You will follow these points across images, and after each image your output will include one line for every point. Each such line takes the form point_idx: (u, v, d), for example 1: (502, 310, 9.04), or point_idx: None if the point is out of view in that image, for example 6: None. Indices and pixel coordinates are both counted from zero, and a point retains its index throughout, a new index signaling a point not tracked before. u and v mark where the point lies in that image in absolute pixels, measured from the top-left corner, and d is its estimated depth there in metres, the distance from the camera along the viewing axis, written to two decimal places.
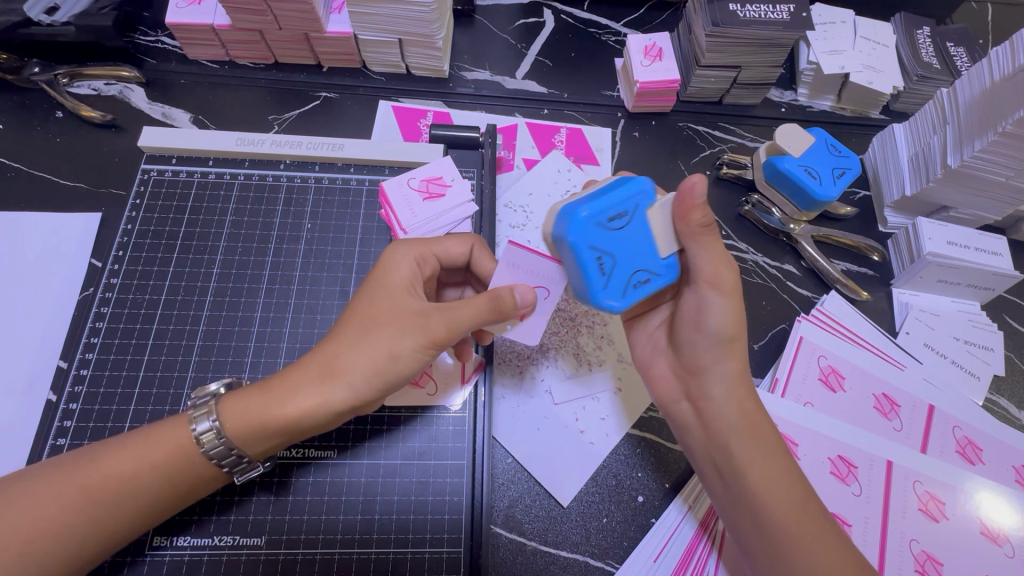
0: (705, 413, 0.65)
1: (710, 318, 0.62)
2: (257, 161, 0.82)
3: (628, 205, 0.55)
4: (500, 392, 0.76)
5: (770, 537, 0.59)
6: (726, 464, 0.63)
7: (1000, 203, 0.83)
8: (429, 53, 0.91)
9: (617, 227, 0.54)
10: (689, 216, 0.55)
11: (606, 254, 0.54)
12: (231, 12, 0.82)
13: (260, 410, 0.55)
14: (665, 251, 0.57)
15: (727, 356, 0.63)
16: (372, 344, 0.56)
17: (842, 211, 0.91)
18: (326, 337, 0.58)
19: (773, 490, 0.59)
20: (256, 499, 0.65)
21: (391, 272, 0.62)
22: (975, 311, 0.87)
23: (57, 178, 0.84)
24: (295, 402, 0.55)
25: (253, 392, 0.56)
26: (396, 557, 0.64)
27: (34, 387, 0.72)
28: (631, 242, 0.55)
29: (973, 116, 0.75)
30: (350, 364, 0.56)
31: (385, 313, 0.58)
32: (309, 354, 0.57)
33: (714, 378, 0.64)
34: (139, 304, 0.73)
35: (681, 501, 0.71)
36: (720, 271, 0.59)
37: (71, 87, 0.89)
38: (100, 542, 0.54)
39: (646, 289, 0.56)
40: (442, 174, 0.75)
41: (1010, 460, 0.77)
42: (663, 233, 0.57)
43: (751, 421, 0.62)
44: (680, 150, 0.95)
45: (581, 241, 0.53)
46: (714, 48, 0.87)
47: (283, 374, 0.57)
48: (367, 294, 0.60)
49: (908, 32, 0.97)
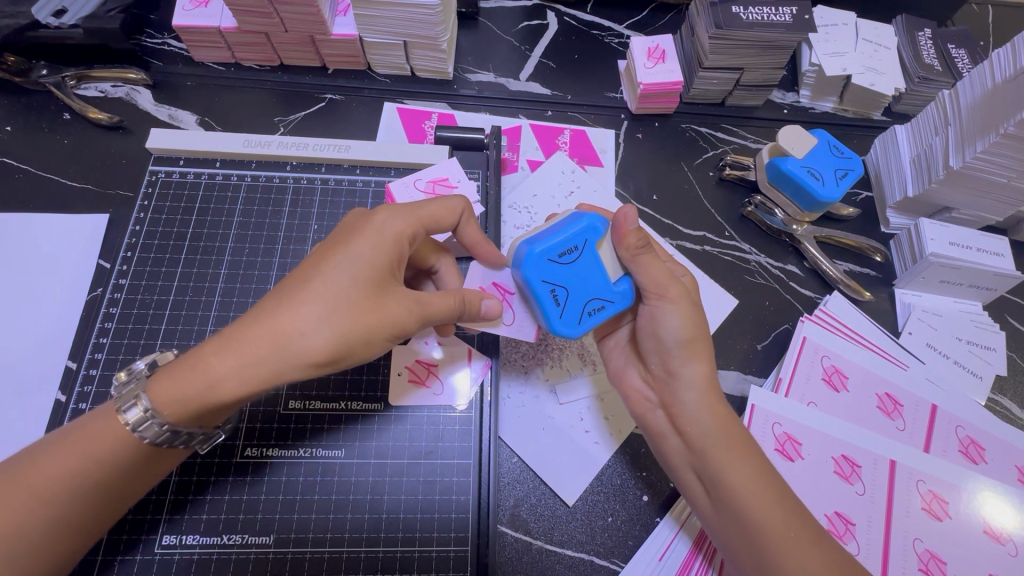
0: (678, 420, 0.66)
1: (667, 325, 0.65)
2: (264, 162, 0.83)
3: (577, 241, 0.63)
4: (506, 391, 0.77)
5: (752, 540, 0.59)
6: (703, 470, 0.63)
7: (1001, 204, 0.83)
8: (433, 55, 0.92)
9: (567, 262, 0.63)
10: (625, 240, 0.63)
11: (559, 286, 0.63)
12: (238, 15, 0.83)
13: (199, 393, 0.51)
14: (614, 277, 0.65)
15: (691, 361, 0.65)
16: (330, 321, 0.52)
17: (844, 211, 0.91)
18: (276, 305, 0.53)
19: (749, 492, 0.60)
20: (266, 498, 0.65)
21: (356, 242, 0.56)
22: (977, 311, 0.87)
23: (66, 180, 0.85)
24: (234, 377, 0.51)
25: (187, 372, 0.51)
26: (403, 555, 0.65)
27: (44, 388, 0.72)
28: (581, 274, 0.64)
29: (976, 117, 0.75)
30: (302, 345, 0.51)
31: (351, 289, 0.54)
32: (254, 322, 0.52)
33: (684, 384, 0.65)
34: (147, 304, 0.74)
35: (672, 517, 0.70)
36: (664, 281, 0.64)
37: (79, 90, 0.90)
38: (71, 532, 0.52)
39: (601, 314, 0.64)
40: (448, 175, 0.78)
41: (1013, 459, 0.77)
42: (609, 262, 0.65)
43: (722, 423, 0.63)
44: (683, 151, 0.96)
45: (535, 277, 0.62)
46: (718, 50, 0.88)
47: (224, 339, 0.52)
48: (331, 259, 0.56)
49: (910, 34, 0.97)
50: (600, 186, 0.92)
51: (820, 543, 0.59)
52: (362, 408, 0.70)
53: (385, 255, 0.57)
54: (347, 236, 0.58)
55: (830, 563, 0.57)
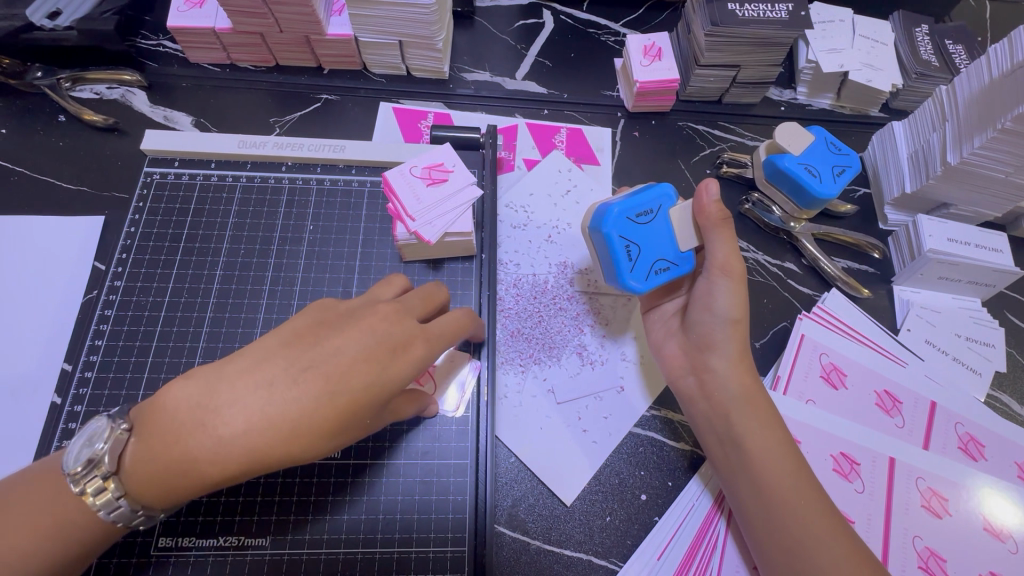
0: (707, 386, 0.71)
1: (718, 301, 0.71)
2: (259, 163, 0.82)
3: (653, 205, 0.73)
4: (503, 390, 0.76)
5: (771, 502, 0.62)
6: (727, 435, 0.67)
7: (999, 199, 0.83)
8: (428, 55, 0.92)
9: (643, 222, 0.72)
10: (707, 211, 0.70)
11: (634, 242, 0.71)
12: (232, 15, 0.82)
13: (169, 470, 0.46)
14: (684, 245, 0.73)
15: (732, 336, 0.70)
16: (328, 415, 0.48)
17: (842, 208, 0.91)
18: (270, 395, 0.47)
19: (767, 459, 0.64)
20: (262, 500, 0.65)
21: (394, 334, 0.52)
22: (976, 307, 0.87)
23: (60, 182, 0.85)
24: (213, 470, 0.46)
25: (162, 444, 0.46)
26: (400, 556, 0.64)
27: (39, 390, 0.72)
28: (653, 235, 0.72)
29: (973, 113, 0.75)
30: (284, 453, 0.46)
31: (356, 392, 0.49)
32: (243, 392, 0.47)
33: (720, 353, 0.70)
34: (142, 307, 0.74)
35: (700, 478, 0.72)
36: (731, 260, 0.71)
37: (74, 92, 0.90)
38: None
39: (665, 275, 0.72)
40: (443, 161, 0.74)
41: (1013, 456, 0.77)
42: (683, 231, 0.73)
43: (750, 393, 0.68)
44: (680, 149, 0.95)
45: (615, 231, 0.70)
46: (714, 48, 0.88)
47: (211, 416, 0.46)
48: (347, 342, 0.51)
49: (906, 30, 0.97)
50: (597, 185, 0.92)
51: (828, 507, 0.62)
52: None
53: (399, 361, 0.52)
54: (367, 319, 0.53)
55: (848, 545, 0.60)
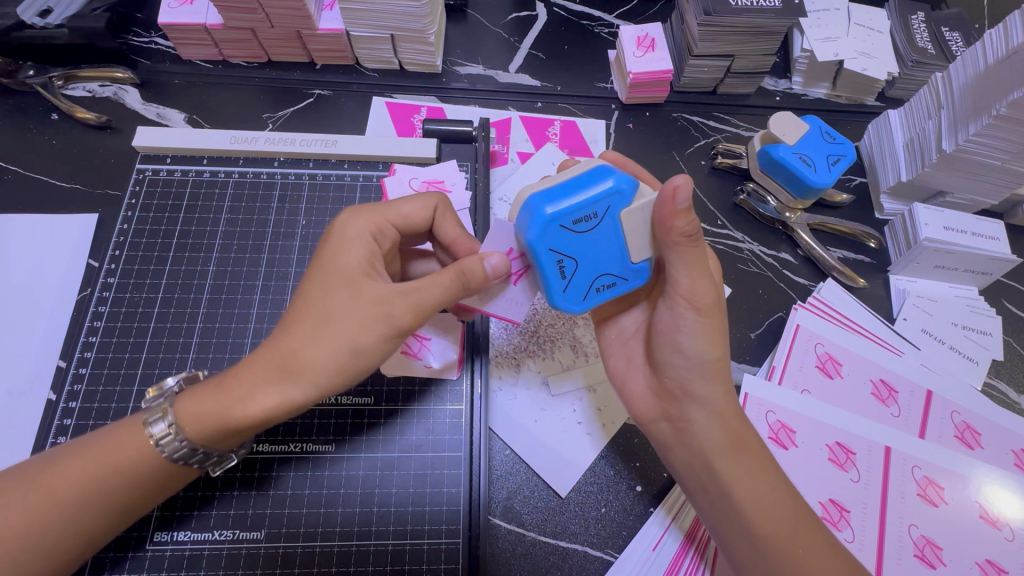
0: (682, 431, 0.64)
1: (687, 342, 0.60)
2: (251, 159, 0.82)
3: (597, 207, 0.55)
4: (497, 385, 0.77)
5: (761, 559, 0.59)
6: (710, 479, 0.62)
7: (996, 186, 0.82)
8: (421, 48, 0.91)
9: (581, 231, 0.56)
10: (672, 226, 0.54)
11: (568, 257, 0.57)
12: (223, 11, 0.82)
13: (216, 417, 0.53)
14: (635, 256, 0.59)
15: (711, 380, 0.61)
16: (330, 334, 0.53)
17: (838, 198, 0.90)
18: (276, 330, 0.56)
19: (758, 502, 0.60)
20: (255, 494, 0.65)
21: (353, 246, 0.59)
22: (972, 296, 0.87)
23: (54, 180, 0.85)
24: (256, 407, 0.52)
25: (208, 395, 0.54)
26: (395, 548, 0.65)
27: (35, 387, 0.73)
28: (596, 246, 0.57)
29: (968, 98, 0.74)
30: (300, 363, 0.53)
31: (340, 303, 0.55)
32: (257, 351, 0.54)
33: (698, 404, 0.62)
34: (136, 303, 0.74)
35: (662, 512, 0.70)
36: (699, 290, 0.58)
37: (66, 90, 0.90)
38: (72, 537, 0.52)
39: (609, 292, 0.60)
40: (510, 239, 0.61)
41: (1009, 443, 0.76)
42: (636, 240, 0.58)
43: (732, 439, 0.62)
44: (674, 141, 0.95)
45: (540, 246, 0.55)
46: (708, 38, 0.87)
47: (241, 370, 0.54)
48: (316, 278, 0.57)
49: (902, 17, 0.97)
50: None
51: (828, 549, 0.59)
52: (353, 403, 0.70)
53: (374, 273, 0.58)
54: (331, 249, 0.59)
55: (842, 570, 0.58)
